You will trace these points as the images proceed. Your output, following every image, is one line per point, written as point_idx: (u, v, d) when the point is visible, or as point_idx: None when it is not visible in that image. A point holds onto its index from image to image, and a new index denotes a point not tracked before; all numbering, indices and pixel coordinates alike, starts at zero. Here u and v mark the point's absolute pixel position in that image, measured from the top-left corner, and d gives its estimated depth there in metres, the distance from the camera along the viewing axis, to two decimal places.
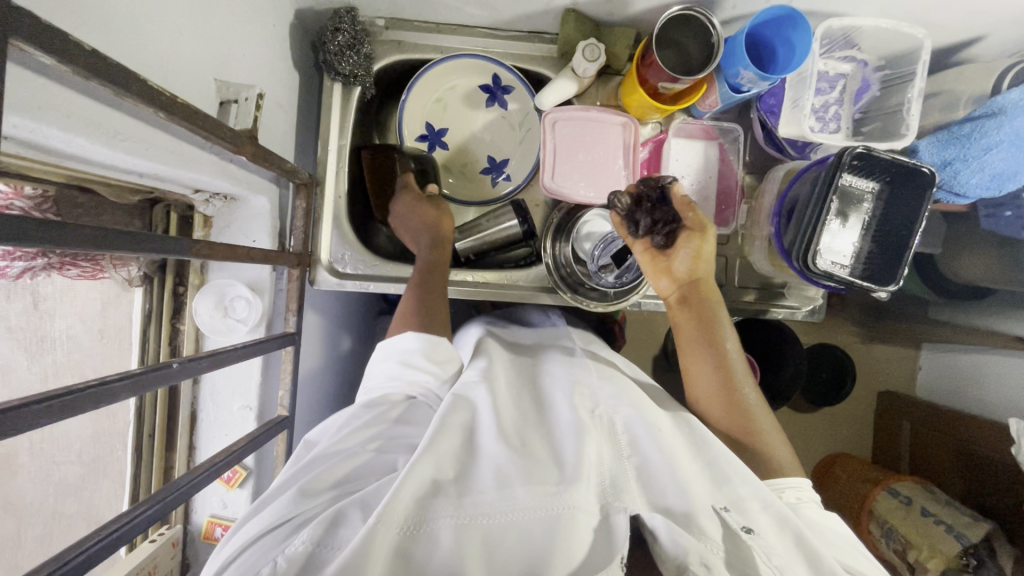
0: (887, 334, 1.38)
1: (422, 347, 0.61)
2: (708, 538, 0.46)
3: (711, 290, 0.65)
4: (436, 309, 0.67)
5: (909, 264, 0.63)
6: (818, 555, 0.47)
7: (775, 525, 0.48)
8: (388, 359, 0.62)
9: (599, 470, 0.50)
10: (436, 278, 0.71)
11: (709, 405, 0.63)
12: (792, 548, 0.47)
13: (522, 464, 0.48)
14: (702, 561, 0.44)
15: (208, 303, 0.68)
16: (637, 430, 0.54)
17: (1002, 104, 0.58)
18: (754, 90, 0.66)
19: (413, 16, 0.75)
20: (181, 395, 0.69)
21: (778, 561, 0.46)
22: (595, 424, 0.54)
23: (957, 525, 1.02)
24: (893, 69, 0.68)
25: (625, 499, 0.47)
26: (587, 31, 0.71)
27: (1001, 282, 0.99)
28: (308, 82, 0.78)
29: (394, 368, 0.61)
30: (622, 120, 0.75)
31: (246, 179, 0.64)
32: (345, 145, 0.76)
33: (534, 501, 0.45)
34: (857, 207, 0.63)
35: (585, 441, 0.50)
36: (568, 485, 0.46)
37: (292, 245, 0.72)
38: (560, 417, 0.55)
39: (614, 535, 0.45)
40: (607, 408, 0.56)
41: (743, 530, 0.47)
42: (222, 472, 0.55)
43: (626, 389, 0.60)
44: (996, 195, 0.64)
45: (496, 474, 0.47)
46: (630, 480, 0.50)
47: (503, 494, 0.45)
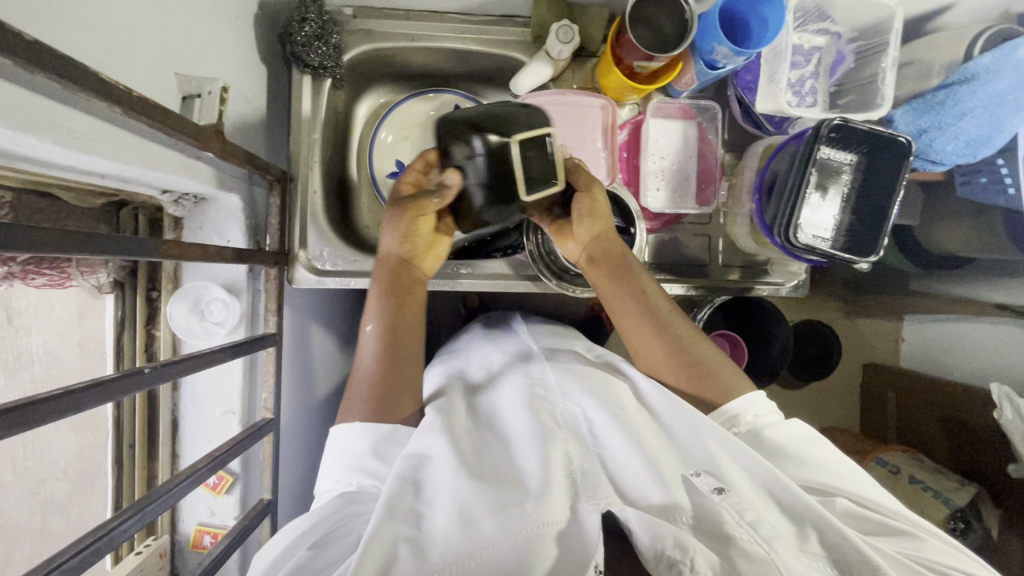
0: (871, 308, 1.40)
1: (369, 444, 0.55)
2: (678, 513, 0.47)
3: (617, 244, 0.67)
4: (401, 387, 0.61)
5: (888, 233, 0.64)
6: (796, 503, 0.48)
7: (746, 478, 0.50)
8: (337, 460, 0.56)
9: (569, 467, 0.51)
10: (404, 332, 0.64)
11: (654, 361, 0.64)
12: (768, 503, 0.49)
13: (487, 488, 0.48)
14: (678, 542, 0.45)
15: (184, 307, 0.66)
16: (601, 419, 0.55)
17: (974, 70, 0.58)
18: (729, 66, 0.65)
19: (381, 4, 0.73)
20: (161, 402, 0.67)
21: (751, 516, 0.46)
22: (559, 427, 0.55)
23: (944, 491, 1.05)
24: (867, 40, 0.67)
25: (599, 493, 0.49)
26: (559, 12, 0.70)
27: (979, 251, 1.00)
28: (276, 75, 0.76)
29: (339, 467, 0.55)
30: (600, 102, 0.74)
31: (214, 177, 0.62)
32: (318, 139, 0.74)
33: (502, 532, 0.45)
34: (836, 177, 0.64)
35: (549, 446, 0.52)
36: (538, 500, 0.47)
37: (268, 243, 0.70)
38: (515, 427, 0.56)
39: (587, 534, 0.46)
40: (566, 409, 0.57)
41: (715, 491, 0.48)
42: (206, 478, 0.54)
43: (597, 381, 0.62)
44: (971, 160, 0.64)
45: (460, 504, 0.47)
46: (603, 473, 0.52)
47: (472, 526, 0.45)
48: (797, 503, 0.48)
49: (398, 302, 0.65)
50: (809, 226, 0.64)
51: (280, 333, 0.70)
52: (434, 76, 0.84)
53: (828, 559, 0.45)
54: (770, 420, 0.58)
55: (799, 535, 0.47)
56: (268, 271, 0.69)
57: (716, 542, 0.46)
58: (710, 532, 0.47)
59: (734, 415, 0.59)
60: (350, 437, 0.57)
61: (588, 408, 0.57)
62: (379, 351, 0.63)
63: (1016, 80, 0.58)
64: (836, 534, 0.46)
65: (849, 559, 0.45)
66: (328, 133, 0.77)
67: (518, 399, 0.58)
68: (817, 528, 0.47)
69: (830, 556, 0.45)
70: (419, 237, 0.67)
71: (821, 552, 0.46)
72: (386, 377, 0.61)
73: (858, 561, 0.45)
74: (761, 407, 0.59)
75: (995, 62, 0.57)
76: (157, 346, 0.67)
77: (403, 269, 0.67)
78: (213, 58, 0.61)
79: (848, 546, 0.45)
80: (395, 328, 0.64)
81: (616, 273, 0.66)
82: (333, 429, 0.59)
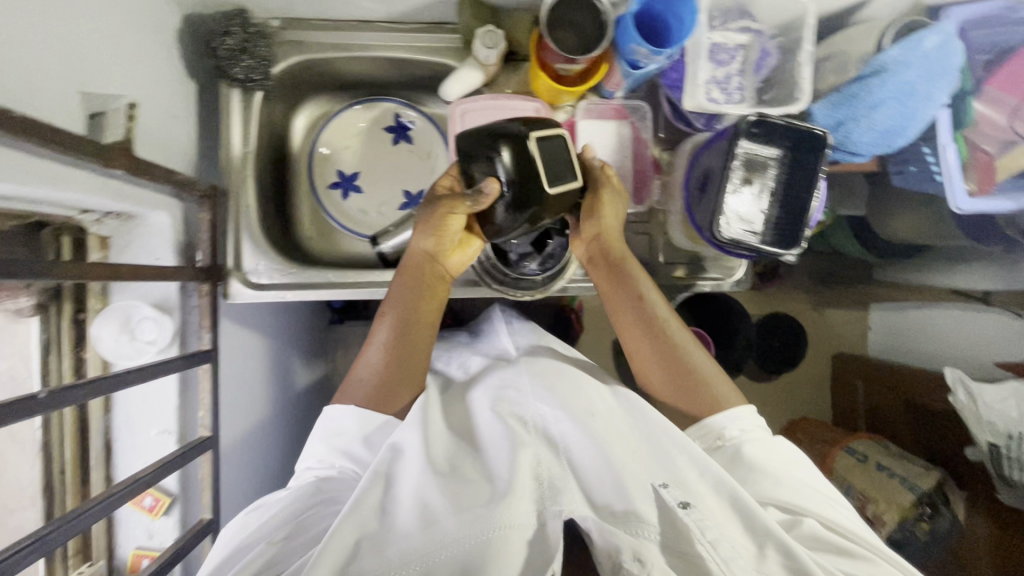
0: (837, 298, 1.40)
1: (359, 429, 0.60)
2: (641, 525, 0.48)
3: (618, 244, 0.67)
4: (401, 382, 0.64)
5: (810, 227, 0.65)
6: (753, 513, 0.49)
7: (713, 491, 0.51)
8: (321, 439, 0.61)
9: (537, 471, 0.51)
10: (415, 330, 0.65)
11: (649, 366, 0.64)
12: (728, 509, 0.50)
13: (449, 491, 0.49)
14: (636, 555, 0.46)
15: (112, 327, 0.65)
16: (567, 422, 0.55)
17: (884, 62, 0.59)
18: (651, 66, 0.66)
19: (308, 15, 0.73)
20: (92, 424, 0.66)
21: (711, 535, 0.48)
22: (528, 432, 0.55)
23: (909, 476, 1.04)
24: (786, 36, 0.68)
25: (563, 501, 0.49)
26: (485, 17, 0.70)
27: (929, 238, 1.01)
28: (207, 89, 0.76)
29: (327, 447, 0.60)
30: (535, 105, 0.74)
31: (135, 195, 0.61)
32: (250, 152, 0.74)
33: (462, 530, 0.46)
34: (764, 171, 0.65)
35: (518, 449, 0.51)
36: (498, 503, 0.47)
37: (200, 259, 0.69)
38: (489, 432, 0.56)
39: (549, 538, 0.47)
40: (539, 411, 0.57)
41: (681, 505, 0.49)
42: (127, 498, 0.55)
43: (567, 373, 0.63)
44: (887, 150, 0.66)
45: (419, 511, 0.48)
46: (569, 478, 0.52)
47: (432, 528, 0.46)
48: (759, 523, 0.49)
49: (414, 300, 0.66)
50: (737, 221, 0.65)
51: (215, 349, 0.69)
52: (372, 86, 0.84)
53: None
54: (756, 437, 0.59)
55: (758, 556, 0.48)
56: (200, 287, 0.69)
57: (677, 559, 0.47)
58: (674, 550, 0.48)
59: (719, 424, 0.60)
60: (343, 418, 0.61)
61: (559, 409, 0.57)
62: (389, 346, 0.64)
63: (924, 71, 0.59)
64: (789, 553, 0.47)
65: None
66: (262, 146, 0.77)
67: (489, 405, 0.58)
68: (776, 548, 0.48)
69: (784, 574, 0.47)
70: (447, 234, 0.65)
71: (778, 574, 0.47)
72: (390, 371, 0.63)
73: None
74: (748, 422, 0.60)
75: (903, 53, 0.58)
76: (87, 368, 0.66)
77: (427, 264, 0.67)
78: (129, 73, 0.60)
79: (801, 569, 0.46)
80: (404, 326, 0.65)
81: (619, 275, 0.66)
82: (330, 407, 0.63)
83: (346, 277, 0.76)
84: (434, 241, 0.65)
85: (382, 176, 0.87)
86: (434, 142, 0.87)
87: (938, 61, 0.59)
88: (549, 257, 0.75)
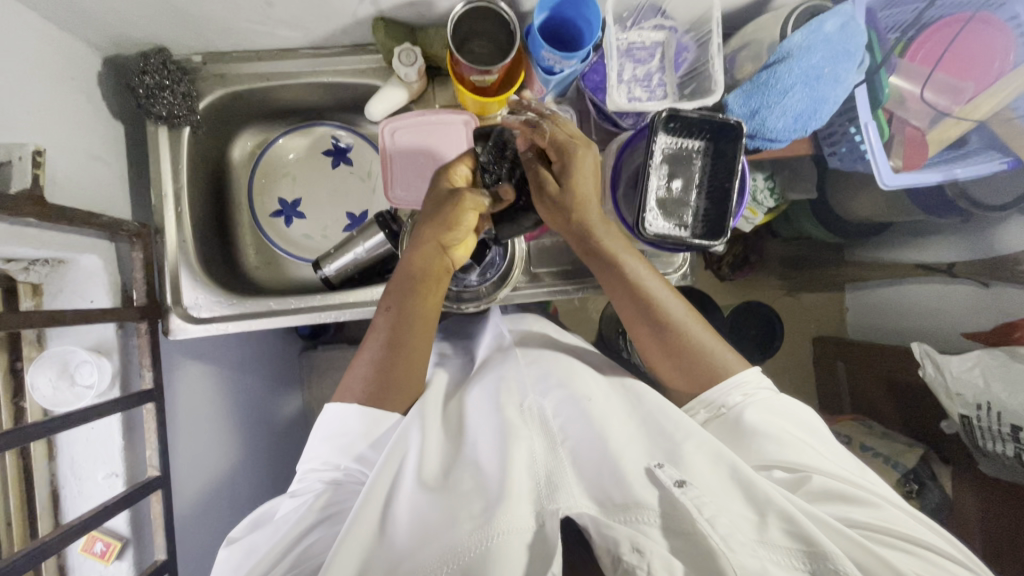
0: (812, 281, 1.37)
1: (363, 429, 0.57)
2: (641, 512, 0.46)
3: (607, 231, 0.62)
4: (402, 385, 0.60)
5: (734, 217, 0.64)
6: (753, 483, 0.47)
7: (712, 462, 0.49)
8: (325, 441, 0.57)
9: (534, 469, 0.51)
10: (413, 325, 0.61)
11: (659, 358, 0.63)
12: (729, 484, 0.47)
13: (443, 505, 0.48)
14: (634, 546, 0.44)
15: (48, 374, 0.64)
16: (566, 414, 0.57)
17: (788, 49, 0.61)
18: (566, 70, 0.66)
19: (228, 47, 0.74)
20: (37, 474, 0.65)
21: (710, 512, 0.44)
22: (525, 423, 0.55)
23: (893, 454, 1.04)
24: (698, 30, 0.69)
25: (559, 498, 0.48)
26: (401, 36, 0.71)
27: (886, 212, 1.00)
28: (136, 128, 0.76)
29: (330, 449, 0.56)
30: (464, 118, 0.75)
31: (60, 239, 0.60)
32: (182, 188, 0.74)
33: (467, 536, 0.45)
34: (688, 165, 0.67)
35: (512, 445, 0.51)
36: (496, 507, 0.46)
37: (136, 298, 0.69)
38: (485, 430, 0.56)
39: (549, 538, 0.45)
40: (534, 401, 0.58)
41: (675, 485, 0.47)
42: (59, 548, 0.54)
43: (558, 367, 0.63)
44: (806, 134, 0.67)
45: (418, 526, 0.47)
46: (568, 470, 0.51)
47: (436, 540, 0.46)
48: (759, 492, 0.46)
49: (415, 293, 0.62)
50: (660, 218, 0.65)
51: (159, 387, 0.69)
52: (306, 112, 0.85)
53: (790, 550, 0.43)
54: (765, 400, 0.59)
55: (759, 524, 0.45)
56: (139, 326, 0.68)
57: (683, 543, 0.44)
58: (676, 530, 0.45)
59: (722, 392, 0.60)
60: (344, 414, 0.57)
61: (557, 407, 0.58)
62: (386, 341, 0.60)
63: (828, 53, 0.61)
64: (796, 523, 0.44)
65: (812, 549, 0.43)
66: (196, 180, 0.77)
67: (489, 404, 0.58)
68: (778, 516, 0.44)
69: (789, 543, 0.44)
70: (459, 226, 0.62)
71: (783, 543, 0.44)
72: (390, 369, 0.60)
73: (818, 556, 0.42)
74: (752, 388, 0.60)
75: (805, 39, 0.60)
76: (27, 418, 0.64)
77: (430, 256, 0.62)
78: (44, 120, 0.60)
79: (806, 538, 0.43)
80: (402, 320, 0.61)
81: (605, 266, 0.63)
82: (329, 405, 0.59)
83: (289, 303, 0.76)
84: (445, 231, 0.62)
85: (324, 200, 0.88)
86: (372, 161, 0.88)
87: (841, 42, 0.60)
88: (490, 266, 0.74)
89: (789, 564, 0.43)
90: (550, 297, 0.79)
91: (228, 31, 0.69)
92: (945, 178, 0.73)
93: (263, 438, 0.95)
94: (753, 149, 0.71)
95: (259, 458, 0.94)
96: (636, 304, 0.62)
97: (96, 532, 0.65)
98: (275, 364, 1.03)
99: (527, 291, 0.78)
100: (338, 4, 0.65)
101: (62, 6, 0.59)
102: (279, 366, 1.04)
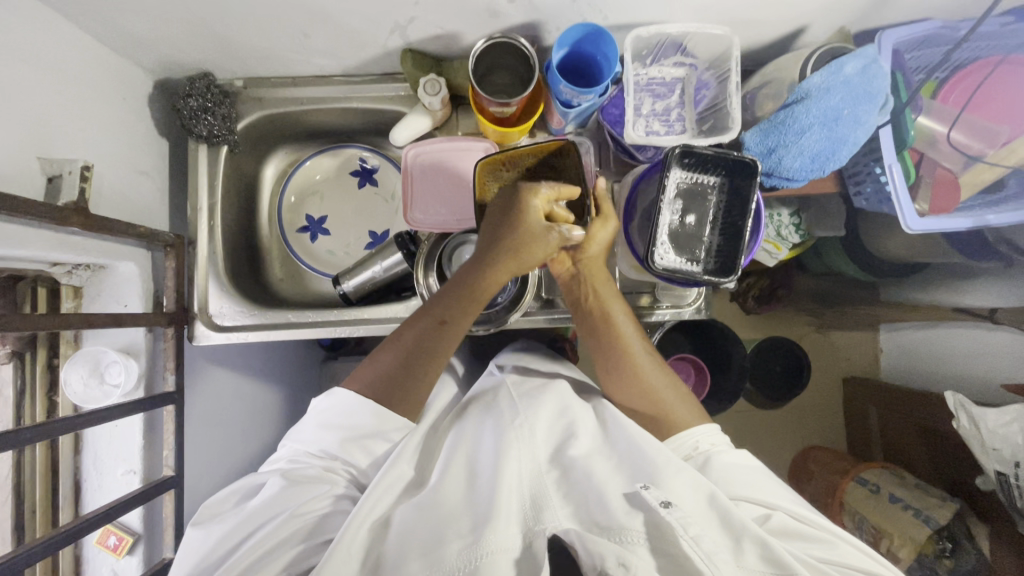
0: (843, 319, 1.31)
1: (371, 425, 0.58)
2: (627, 532, 0.46)
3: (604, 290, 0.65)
4: (414, 397, 0.61)
5: (746, 254, 0.63)
6: (728, 509, 0.46)
7: (692, 489, 0.48)
8: (329, 427, 0.58)
9: (521, 490, 0.51)
10: (450, 338, 0.62)
11: (621, 393, 0.64)
12: (708, 512, 0.47)
13: (430, 522, 0.48)
14: (621, 561, 0.44)
15: (81, 371, 0.67)
16: (556, 442, 0.56)
17: (807, 89, 0.61)
18: (583, 103, 0.67)
19: (267, 73, 0.79)
20: (61, 465, 0.69)
21: (695, 530, 0.45)
22: (515, 441, 0.55)
23: (925, 508, 0.96)
24: (719, 68, 0.70)
25: (545, 519, 0.48)
26: (428, 67, 0.74)
27: (923, 253, 0.96)
28: (178, 143, 0.81)
29: (330, 437, 0.58)
30: (485, 146, 0.77)
31: (97, 247, 0.64)
32: (215, 202, 0.79)
33: (456, 555, 0.45)
34: (704, 201, 0.67)
35: (502, 466, 0.51)
36: (483, 527, 0.46)
37: (167, 304, 0.73)
38: (482, 447, 0.56)
39: (538, 555, 0.46)
40: (524, 419, 0.58)
41: (662, 505, 0.46)
42: (75, 539, 0.57)
43: (549, 394, 0.63)
44: (822, 174, 0.67)
45: (404, 539, 0.47)
46: (554, 493, 0.51)
47: (425, 555, 0.45)
48: (735, 517, 0.46)
49: (465, 306, 0.62)
50: (672, 251, 0.66)
51: (180, 390, 0.72)
52: (337, 134, 0.89)
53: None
54: (725, 448, 0.58)
55: (735, 549, 0.45)
56: (166, 331, 0.72)
57: (663, 561, 0.44)
58: (659, 548, 0.45)
59: (690, 441, 0.58)
60: (351, 408, 0.59)
61: (547, 431, 0.58)
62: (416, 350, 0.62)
63: (848, 95, 0.60)
64: (768, 551, 0.44)
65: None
66: (229, 195, 0.81)
67: (484, 427, 0.59)
68: (753, 542, 0.45)
69: (764, 569, 0.44)
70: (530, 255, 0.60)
71: (756, 569, 0.44)
72: (409, 372, 0.61)
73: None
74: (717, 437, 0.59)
75: (824, 80, 0.60)
76: (59, 412, 0.68)
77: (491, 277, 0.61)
78: (96, 137, 0.65)
79: (780, 563, 0.43)
80: (433, 332, 0.62)
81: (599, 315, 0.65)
82: (337, 390, 0.61)
83: (307, 317, 0.79)
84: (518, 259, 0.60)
85: (348, 218, 0.92)
86: (396, 183, 0.91)
87: (861, 85, 0.60)
88: (501, 290, 0.75)
89: None
90: (563, 324, 0.78)
91: (267, 58, 0.74)
92: (975, 223, 0.69)
93: (276, 444, 0.97)
94: (770, 186, 0.71)
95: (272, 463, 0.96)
96: (611, 346, 0.64)
97: (110, 526, 0.68)
98: (294, 374, 1.05)
99: (536, 317, 0.78)
100: (369, 36, 0.69)
101: (118, 34, 0.65)
102: (298, 376, 1.06)
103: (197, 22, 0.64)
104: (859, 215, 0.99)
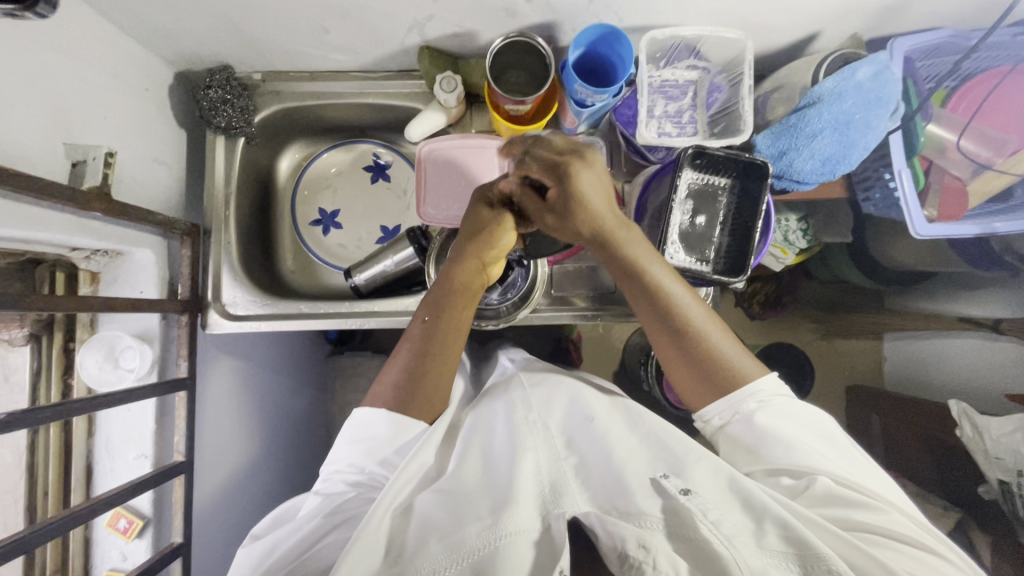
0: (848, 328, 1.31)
1: (389, 435, 0.58)
2: (645, 517, 0.46)
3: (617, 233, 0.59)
4: (429, 393, 0.61)
5: (756, 253, 0.64)
6: (748, 491, 0.47)
7: (711, 475, 0.49)
8: (354, 441, 0.58)
9: (539, 477, 0.51)
10: (442, 333, 0.63)
11: (670, 359, 0.60)
12: (727, 495, 0.48)
13: (449, 507, 0.49)
14: (640, 543, 0.44)
15: (96, 355, 0.68)
16: (574, 432, 0.57)
17: (819, 93, 0.62)
18: (598, 103, 0.68)
19: (285, 67, 0.80)
20: (75, 447, 0.70)
21: (714, 515, 0.45)
22: (532, 433, 0.56)
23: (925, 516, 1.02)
24: (731, 72, 0.71)
25: (564, 503, 0.48)
26: (443, 64, 0.75)
27: (931, 262, 0.96)
28: (195, 134, 0.82)
29: (356, 451, 0.58)
30: (499, 143, 0.78)
31: (117, 232, 0.65)
32: (232, 193, 0.80)
33: (474, 536, 0.45)
34: (714, 202, 0.67)
35: (520, 455, 0.52)
36: (502, 511, 0.47)
37: (181, 291, 0.74)
38: (499, 435, 0.57)
39: (555, 539, 0.46)
40: (541, 412, 0.59)
41: (681, 492, 0.47)
42: (85, 520, 0.57)
43: (562, 386, 0.63)
44: (832, 178, 0.68)
45: (423, 523, 0.48)
46: (572, 479, 0.51)
47: (442, 537, 0.46)
48: (755, 500, 0.47)
49: (448, 303, 0.63)
50: (682, 251, 0.67)
51: (192, 377, 0.73)
52: (352, 130, 0.90)
53: (783, 554, 0.43)
54: (772, 404, 0.56)
55: (756, 532, 0.45)
56: (180, 318, 0.73)
57: (685, 545, 0.44)
58: (678, 534, 0.45)
59: (738, 398, 0.56)
60: (370, 420, 0.59)
61: (562, 424, 0.58)
62: (407, 361, 0.62)
63: (860, 100, 0.61)
64: (791, 529, 0.44)
65: (803, 552, 0.43)
66: (244, 186, 0.83)
67: (500, 417, 0.60)
68: (774, 523, 0.45)
69: (786, 549, 0.44)
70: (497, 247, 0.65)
71: (778, 549, 0.44)
72: (417, 372, 0.61)
73: (812, 559, 0.43)
74: (767, 393, 0.57)
75: (837, 84, 0.61)
76: (74, 394, 0.69)
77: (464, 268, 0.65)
78: (118, 125, 0.67)
79: (801, 541, 0.44)
80: (432, 333, 0.63)
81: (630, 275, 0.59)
82: (357, 410, 0.61)
83: (319, 308, 0.80)
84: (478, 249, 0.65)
85: (360, 212, 0.93)
86: (409, 179, 0.92)
87: (873, 90, 0.61)
88: (511, 287, 0.76)
89: (786, 567, 0.43)
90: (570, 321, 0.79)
91: (286, 53, 0.75)
92: (983, 230, 0.70)
93: (283, 435, 0.98)
94: (779, 189, 0.72)
95: (278, 453, 0.96)
96: (649, 300, 0.59)
97: (121, 509, 0.69)
98: (301, 366, 1.06)
99: (545, 315, 0.79)
100: (388, 32, 0.70)
101: (143, 24, 0.66)
102: (304, 368, 1.07)
103: (221, 15, 0.66)
104: (865, 224, 1.00)
